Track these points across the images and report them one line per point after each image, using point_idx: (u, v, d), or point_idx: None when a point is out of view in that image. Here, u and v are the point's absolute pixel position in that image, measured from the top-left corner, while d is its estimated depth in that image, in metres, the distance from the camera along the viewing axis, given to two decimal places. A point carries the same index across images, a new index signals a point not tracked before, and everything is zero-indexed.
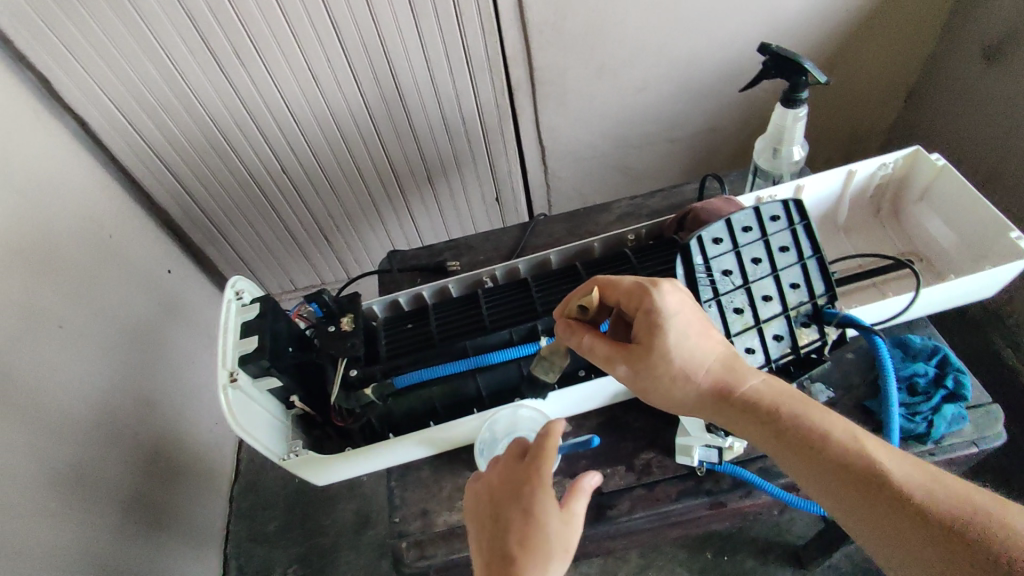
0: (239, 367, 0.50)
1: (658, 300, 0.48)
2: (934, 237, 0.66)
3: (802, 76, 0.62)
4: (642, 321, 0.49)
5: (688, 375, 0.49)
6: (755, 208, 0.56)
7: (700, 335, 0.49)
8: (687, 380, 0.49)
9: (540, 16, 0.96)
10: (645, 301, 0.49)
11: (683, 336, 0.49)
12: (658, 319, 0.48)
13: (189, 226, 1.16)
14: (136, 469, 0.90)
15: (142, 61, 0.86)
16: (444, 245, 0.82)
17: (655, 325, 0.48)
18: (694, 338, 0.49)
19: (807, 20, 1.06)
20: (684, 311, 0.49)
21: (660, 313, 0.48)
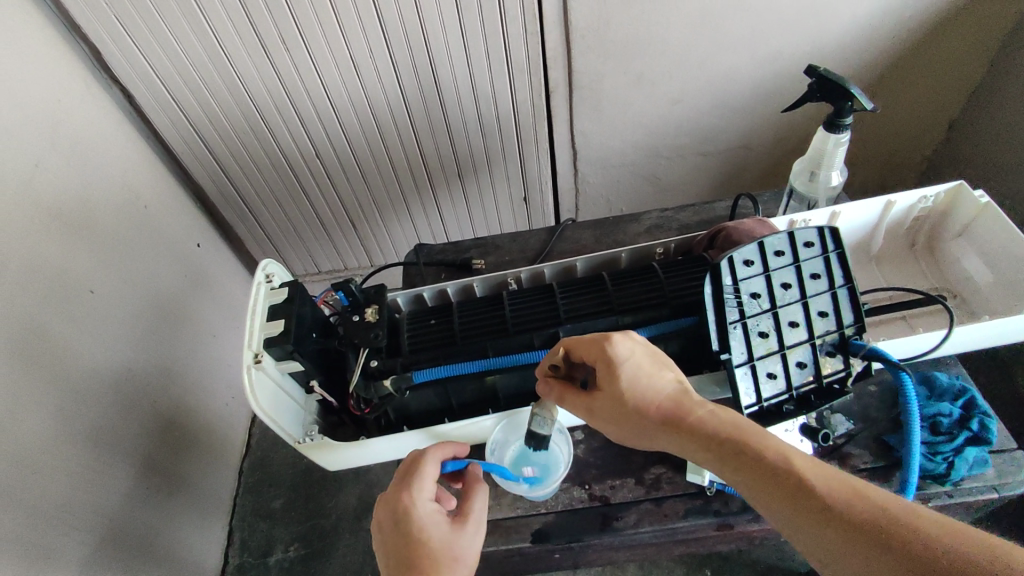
0: (264, 349, 0.51)
1: (611, 346, 0.50)
2: (969, 276, 0.65)
3: (847, 101, 0.61)
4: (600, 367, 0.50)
5: (643, 412, 0.49)
6: (790, 233, 0.55)
7: (654, 375, 0.50)
8: (643, 420, 0.49)
9: (583, 21, 0.96)
10: (599, 349, 0.50)
11: (637, 379, 0.49)
12: (610, 361, 0.49)
13: (222, 202, 1.18)
14: (151, 436, 0.92)
15: (190, 38, 0.87)
16: (471, 242, 0.82)
17: (609, 369, 0.50)
18: (648, 379, 0.49)
19: (854, 43, 1.04)
20: (636, 356, 0.50)
21: (614, 359, 0.49)
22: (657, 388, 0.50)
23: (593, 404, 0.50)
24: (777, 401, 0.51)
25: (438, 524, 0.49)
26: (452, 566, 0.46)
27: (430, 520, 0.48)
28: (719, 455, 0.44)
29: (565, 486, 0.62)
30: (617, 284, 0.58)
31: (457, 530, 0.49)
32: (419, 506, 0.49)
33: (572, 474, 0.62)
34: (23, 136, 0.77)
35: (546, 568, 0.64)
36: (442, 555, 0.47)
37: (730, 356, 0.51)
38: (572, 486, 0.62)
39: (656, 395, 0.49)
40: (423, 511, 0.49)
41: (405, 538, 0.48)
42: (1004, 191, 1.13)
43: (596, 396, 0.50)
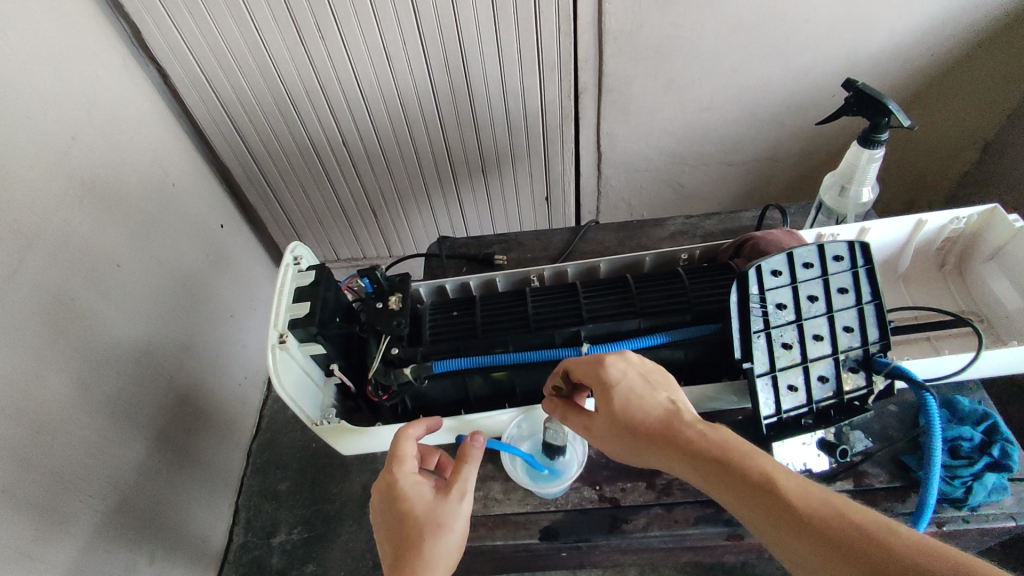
0: (289, 330, 0.51)
1: (603, 367, 0.50)
2: (998, 300, 0.64)
3: (884, 117, 0.60)
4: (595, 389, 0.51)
5: (636, 437, 0.48)
6: (819, 244, 0.53)
7: (650, 398, 0.49)
8: (636, 443, 0.48)
9: (618, 24, 0.95)
10: (592, 370, 0.50)
11: (630, 401, 0.49)
12: (603, 381, 0.49)
13: (248, 183, 1.19)
14: (168, 410, 0.94)
15: (228, 22, 0.89)
16: (494, 238, 0.83)
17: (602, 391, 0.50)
18: (642, 403, 0.49)
19: (889, 59, 1.03)
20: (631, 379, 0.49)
21: (607, 380, 0.49)
22: (653, 411, 0.48)
23: (589, 425, 0.50)
24: (797, 414, 0.51)
25: (424, 492, 0.49)
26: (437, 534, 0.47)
27: (412, 490, 0.49)
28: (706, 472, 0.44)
29: (575, 486, 0.61)
30: (641, 286, 0.58)
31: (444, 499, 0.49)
32: (401, 478, 0.49)
33: (583, 473, 0.62)
34: (61, 109, 0.79)
35: (551, 565, 0.64)
36: (425, 525, 0.47)
37: (751, 365, 0.51)
38: (582, 486, 0.61)
39: (649, 419, 0.48)
40: (407, 481, 0.49)
41: (393, 514, 0.49)
42: None
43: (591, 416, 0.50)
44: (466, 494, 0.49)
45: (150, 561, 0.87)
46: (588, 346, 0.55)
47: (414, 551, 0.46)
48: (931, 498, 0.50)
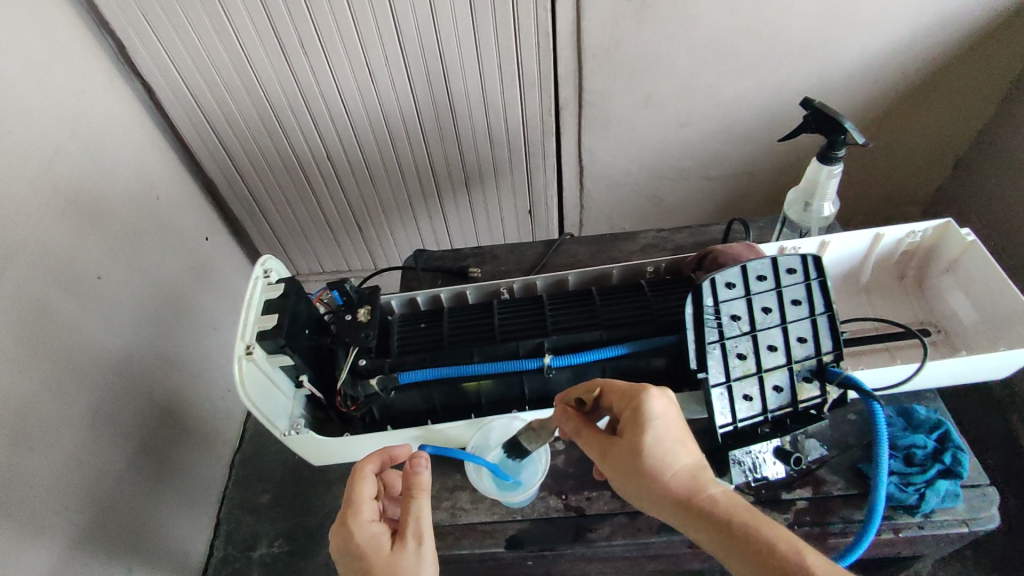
0: (256, 341, 0.52)
1: (646, 403, 0.48)
2: (955, 312, 0.66)
3: (840, 135, 0.62)
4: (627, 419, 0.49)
5: (661, 479, 0.47)
6: (773, 257, 0.54)
7: (680, 445, 0.48)
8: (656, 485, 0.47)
9: (596, 41, 0.98)
10: (631, 400, 0.49)
11: (663, 443, 0.47)
12: (643, 417, 0.48)
13: (232, 196, 1.20)
14: (148, 422, 0.94)
15: (212, 38, 0.91)
16: (470, 251, 0.84)
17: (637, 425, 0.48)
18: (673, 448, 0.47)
19: (859, 76, 1.06)
20: (670, 420, 0.48)
21: (646, 415, 0.48)
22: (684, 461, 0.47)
23: (611, 450, 0.48)
24: (752, 423, 0.52)
25: (382, 541, 0.51)
26: None
27: (369, 543, 0.50)
28: (721, 528, 0.44)
29: (541, 495, 0.62)
30: (605, 299, 0.59)
31: (401, 548, 0.50)
32: (357, 531, 0.50)
33: (549, 482, 0.63)
34: (45, 124, 0.80)
35: None
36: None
37: (707, 375, 0.51)
38: (548, 495, 0.62)
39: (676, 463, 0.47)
40: (363, 533, 0.51)
41: (355, 564, 0.50)
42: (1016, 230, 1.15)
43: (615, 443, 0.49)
44: (423, 537, 0.51)
45: (128, 574, 0.87)
46: (551, 357, 0.55)
47: None
48: (879, 502, 0.51)
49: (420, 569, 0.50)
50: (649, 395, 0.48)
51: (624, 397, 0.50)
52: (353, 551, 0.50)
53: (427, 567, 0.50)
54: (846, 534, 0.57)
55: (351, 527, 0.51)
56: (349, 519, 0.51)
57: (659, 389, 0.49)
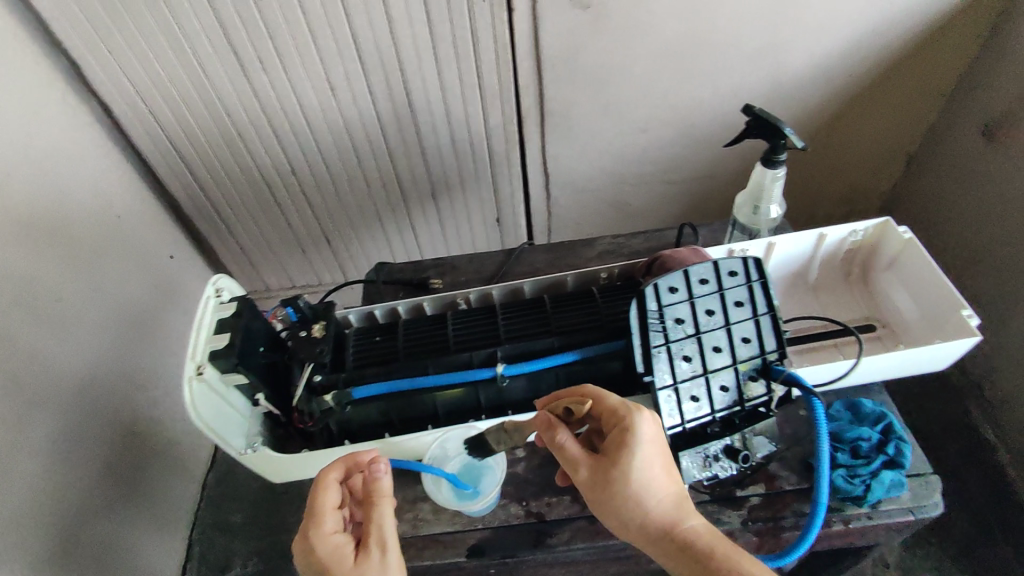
0: (207, 361, 0.52)
1: (636, 428, 0.49)
2: (897, 307, 0.68)
3: (780, 139, 0.64)
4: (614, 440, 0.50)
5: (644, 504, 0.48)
6: (714, 261, 0.56)
7: (664, 469, 0.50)
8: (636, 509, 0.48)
9: (554, 52, 1.00)
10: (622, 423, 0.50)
11: (647, 471, 0.49)
12: (630, 442, 0.49)
13: (197, 214, 1.19)
14: (115, 445, 0.93)
15: (170, 57, 0.91)
16: (430, 262, 0.85)
17: (624, 449, 0.49)
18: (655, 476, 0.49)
19: (811, 79, 1.10)
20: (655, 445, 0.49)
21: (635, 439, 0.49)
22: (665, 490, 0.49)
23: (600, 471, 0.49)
24: (699, 424, 0.53)
25: (346, 550, 0.51)
26: None
27: (331, 556, 0.50)
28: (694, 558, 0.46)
29: (502, 503, 0.63)
30: (557, 307, 0.60)
31: (365, 558, 0.50)
32: (318, 545, 0.50)
33: (510, 490, 0.63)
34: None
35: None
36: None
37: (654, 378, 0.53)
38: (509, 503, 0.63)
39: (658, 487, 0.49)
40: (326, 544, 0.51)
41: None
42: (969, 226, 1.19)
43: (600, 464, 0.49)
44: (387, 543, 0.51)
45: None
46: (503, 366, 0.55)
47: None
48: (822, 498, 0.53)
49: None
50: (639, 420, 0.49)
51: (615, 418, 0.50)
52: (317, 564, 0.50)
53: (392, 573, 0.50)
54: (798, 528, 0.59)
55: (313, 541, 0.51)
56: (310, 533, 0.51)
57: (650, 414, 0.50)
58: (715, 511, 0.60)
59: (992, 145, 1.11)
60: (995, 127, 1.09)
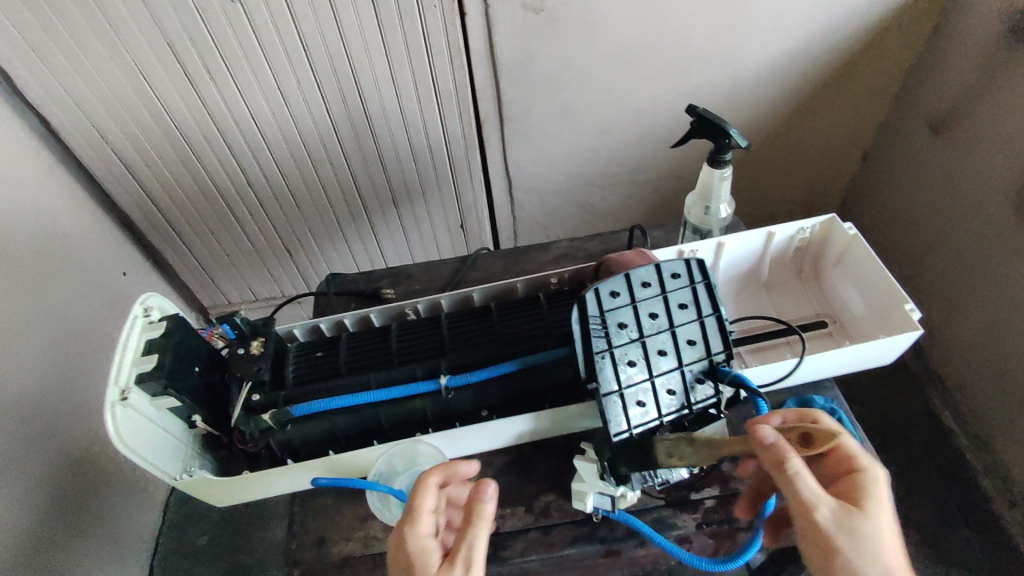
0: (133, 385, 0.50)
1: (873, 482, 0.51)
2: (846, 303, 0.68)
3: (724, 140, 0.64)
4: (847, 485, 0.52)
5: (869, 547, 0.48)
6: (656, 265, 0.56)
7: None
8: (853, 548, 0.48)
9: (509, 56, 0.99)
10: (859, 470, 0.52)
11: (884, 523, 0.50)
12: (872, 496, 0.50)
13: (151, 230, 1.16)
14: (65, 471, 0.89)
15: (111, 68, 0.87)
16: (384, 271, 0.83)
17: (863, 495, 0.50)
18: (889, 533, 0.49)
19: (767, 77, 1.10)
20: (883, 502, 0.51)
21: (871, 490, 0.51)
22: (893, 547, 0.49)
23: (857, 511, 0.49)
24: (647, 430, 0.52)
25: (430, 560, 0.48)
26: None
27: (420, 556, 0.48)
28: None
29: None
30: (503, 315, 0.59)
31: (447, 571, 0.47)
32: (411, 540, 0.48)
33: None
34: None
35: None
36: None
37: (599, 385, 0.52)
38: None
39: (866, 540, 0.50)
40: (417, 545, 0.48)
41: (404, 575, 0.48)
42: (925, 219, 1.21)
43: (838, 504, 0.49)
44: (472, 567, 0.47)
45: None
46: (446, 378, 0.54)
47: None
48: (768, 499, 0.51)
49: None
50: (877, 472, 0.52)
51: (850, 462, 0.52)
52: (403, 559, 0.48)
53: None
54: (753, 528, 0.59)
55: (407, 535, 0.49)
56: (408, 527, 0.49)
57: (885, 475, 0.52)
58: (670, 515, 0.59)
59: (941, 139, 1.13)
60: (942, 123, 1.12)
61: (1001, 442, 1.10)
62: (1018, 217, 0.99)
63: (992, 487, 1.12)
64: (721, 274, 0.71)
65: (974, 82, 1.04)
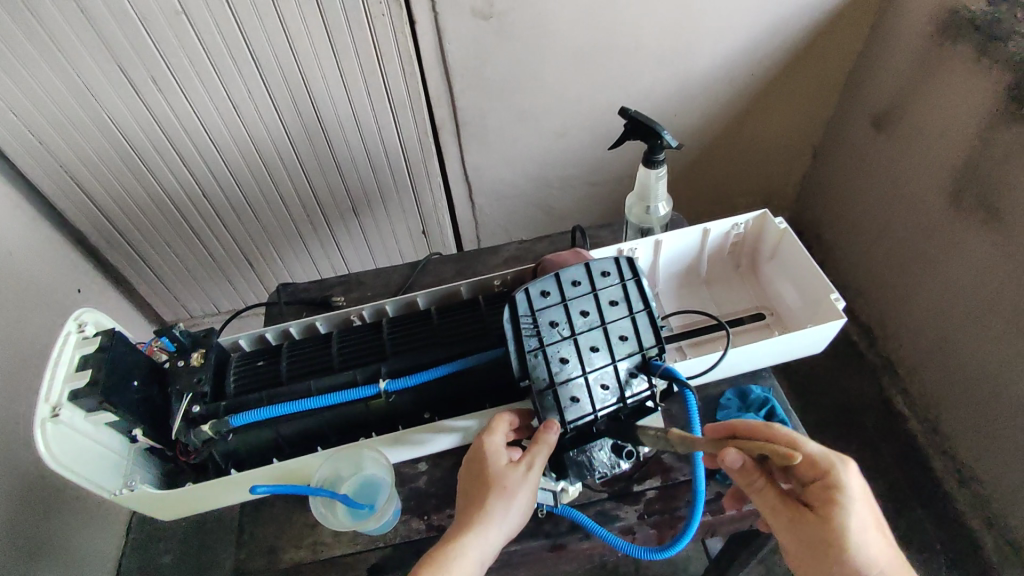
0: (66, 401, 0.50)
1: (843, 483, 0.49)
2: (782, 295, 0.71)
3: (658, 141, 0.66)
4: (819, 492, 0.50)
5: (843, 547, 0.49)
6: (586, 264, 0.58)
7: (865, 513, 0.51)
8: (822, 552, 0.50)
9: (461, 62, 1.00)
10: (829, 475, 0.50)
11: (860, 524, 0.49)
12: (840, 500, 0.49)
13: (106, 247, 1.14)
14: (16, 496, 0.86)
15: (51, 79, 0.86)
16: (336, 279, 0.84)
17: (831, 503, 0.49)
18: (868, 530, 0.50)
19: (716, 79, 1.13)
20: (863, 497, 0.50)
21: (844, 491, 0.49)
22: (875, 540, 0.50)
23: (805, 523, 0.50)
24: (581, 422, 0.54)
25: (499, 457, 0.53)
26: (496, 494, 0.52)
27: (490, 453, 0.53)
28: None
29: (405, 519, 0.62)
30: (443, 318, 0.61)
31: (512, 468, 0.53)
32: (484, 442, 0.54)
33: (412, 505, 0.63)
34: None
35: None
36: (491, 483, 0.52)
37: (532, 381, 0.54)
38: (412, 518, 0.62)
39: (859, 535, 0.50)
40: (484, 450, 0.54)
41: (474, 470, 0.54)
42: (873, 212, 1.25)
43: (802, 512, 0.51)
44: (534, 467, 0.52)
45: None
46: (386, 382, 0.56)
47: (478, 504, 0.52)
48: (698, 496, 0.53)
49: (519, 491, 0.52)
50: (850, 472, 0.50)
51: (820, 466, 0.50)
52: (476, 456, 0.54)
53: (523, 493, 0.52)
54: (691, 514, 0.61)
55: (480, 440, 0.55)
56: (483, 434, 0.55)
57: (856, 468, 0.50)
58: (613, 508, 0.62)
59: (883, 133, 1.16)
60: (884, 118, 1.15)
61: (949, 423, 1.14)
62: (954, 205, 1.03)
63: (943, 468, 1.16)
64: (662, 271, 0.74)
65: (910, 78, 1.07)
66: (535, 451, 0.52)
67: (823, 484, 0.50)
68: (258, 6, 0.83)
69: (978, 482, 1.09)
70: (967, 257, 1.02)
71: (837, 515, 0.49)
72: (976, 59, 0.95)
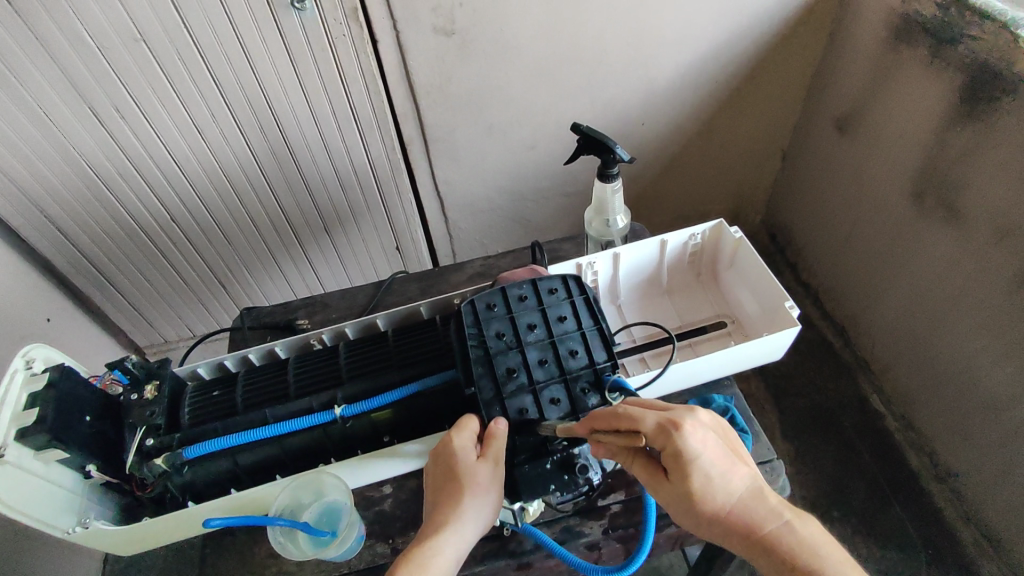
0: (11, 441, 0.49)
1: (684, 446, 0.49)
2: (741, 305, 0.72)
3: (610, 155, 0.67)
4: (672, 461, 0.50)
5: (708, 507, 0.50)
6: (533, 282, 0.64)
7: (730, 465, 0.50)
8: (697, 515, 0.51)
9: (426, 79, 1.00)
10: (670, 444, 0.49)
11: (709, 476, 0.49)
12: (687, 464, 0.49)
13: (76, 275, 1.12)
14: None
15: (9, 108, 0.84)
16: (300, 301, 0.83)
17: (681, 470, 0.49)
18: (722, 475, 0.50)
19: (680, 87, 1.14)
20: (709, 447, 0.50)
21: (686, 453, 0.49)
22: (730, 480, 0.50)
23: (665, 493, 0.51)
24: (530, 435, 0.55)
25: (468, 454, 0.54)
26: (469, 494, 0.52)
27: (458, 451, 0.54)
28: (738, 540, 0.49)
29: (369, 544, 0.63)
30: (398, 341, 0.63)
31: (480, 465, 0.53)
32: (451, 441, 0.54)
33: (376, 530, 0.64)
34: None
35: None
36: (463, 482, 0.53)
37: (477, 389, 0.57)
38: (377, 543, 0.63)
39: (728, 493, 0.50)
40: (448, 449, 0.54)
41: (440, 469, 0.54)
42: (840, 213, 1.26)
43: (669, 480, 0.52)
44: (501, 461, 0.53)
45: None
46: (341, 409, 0.57)
47: (453, 503, 0.52)
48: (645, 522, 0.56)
49: (490, 488, 0.53)
50: (687, 435, 0.49)
51: (659, 436, 0.50)
52: (442, 455, 0.54)
53: (494, 490, 0.53)
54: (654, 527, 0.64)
55: (446, 439, 0.55)
56: (449, 433, 0.55)
57: (692, 427, 0.49)
58: (577, 524, 0.64)
59: (847, 134, 1.18)
60: (846, 121, 1.17)
61: (924, 419, 1.14)
62: (917, 204, 1.04)
63: (920, 465, 1.16)
64: (622, 284, 0.75)
65: (870, 79, 1.09)
66: (499, 446, 0.53)
67: (670, 453, 0.50)
68: (217, 29, 0.82)
69: (955, 477, 1.09)
70: (932, 255, 1.03)
71: (690, 479, 0.49)
72: (927, 60, 0.96)
